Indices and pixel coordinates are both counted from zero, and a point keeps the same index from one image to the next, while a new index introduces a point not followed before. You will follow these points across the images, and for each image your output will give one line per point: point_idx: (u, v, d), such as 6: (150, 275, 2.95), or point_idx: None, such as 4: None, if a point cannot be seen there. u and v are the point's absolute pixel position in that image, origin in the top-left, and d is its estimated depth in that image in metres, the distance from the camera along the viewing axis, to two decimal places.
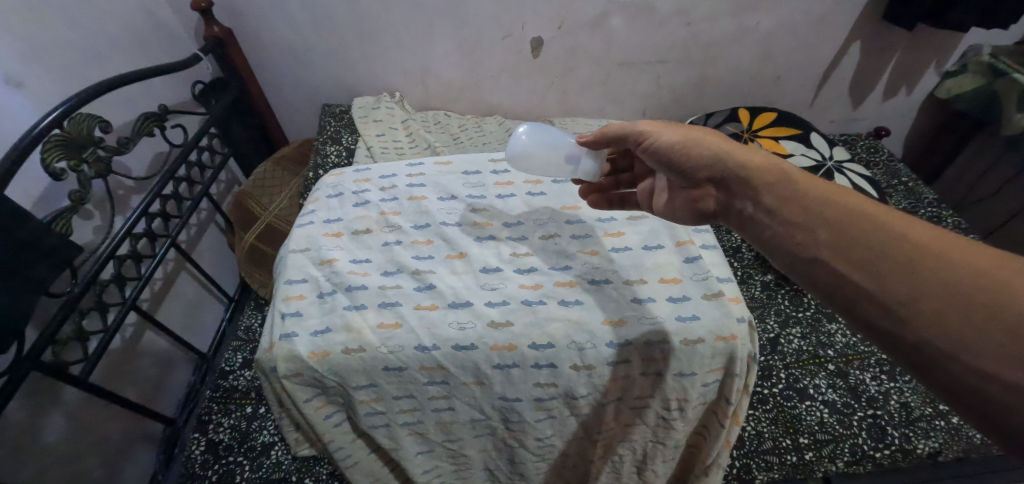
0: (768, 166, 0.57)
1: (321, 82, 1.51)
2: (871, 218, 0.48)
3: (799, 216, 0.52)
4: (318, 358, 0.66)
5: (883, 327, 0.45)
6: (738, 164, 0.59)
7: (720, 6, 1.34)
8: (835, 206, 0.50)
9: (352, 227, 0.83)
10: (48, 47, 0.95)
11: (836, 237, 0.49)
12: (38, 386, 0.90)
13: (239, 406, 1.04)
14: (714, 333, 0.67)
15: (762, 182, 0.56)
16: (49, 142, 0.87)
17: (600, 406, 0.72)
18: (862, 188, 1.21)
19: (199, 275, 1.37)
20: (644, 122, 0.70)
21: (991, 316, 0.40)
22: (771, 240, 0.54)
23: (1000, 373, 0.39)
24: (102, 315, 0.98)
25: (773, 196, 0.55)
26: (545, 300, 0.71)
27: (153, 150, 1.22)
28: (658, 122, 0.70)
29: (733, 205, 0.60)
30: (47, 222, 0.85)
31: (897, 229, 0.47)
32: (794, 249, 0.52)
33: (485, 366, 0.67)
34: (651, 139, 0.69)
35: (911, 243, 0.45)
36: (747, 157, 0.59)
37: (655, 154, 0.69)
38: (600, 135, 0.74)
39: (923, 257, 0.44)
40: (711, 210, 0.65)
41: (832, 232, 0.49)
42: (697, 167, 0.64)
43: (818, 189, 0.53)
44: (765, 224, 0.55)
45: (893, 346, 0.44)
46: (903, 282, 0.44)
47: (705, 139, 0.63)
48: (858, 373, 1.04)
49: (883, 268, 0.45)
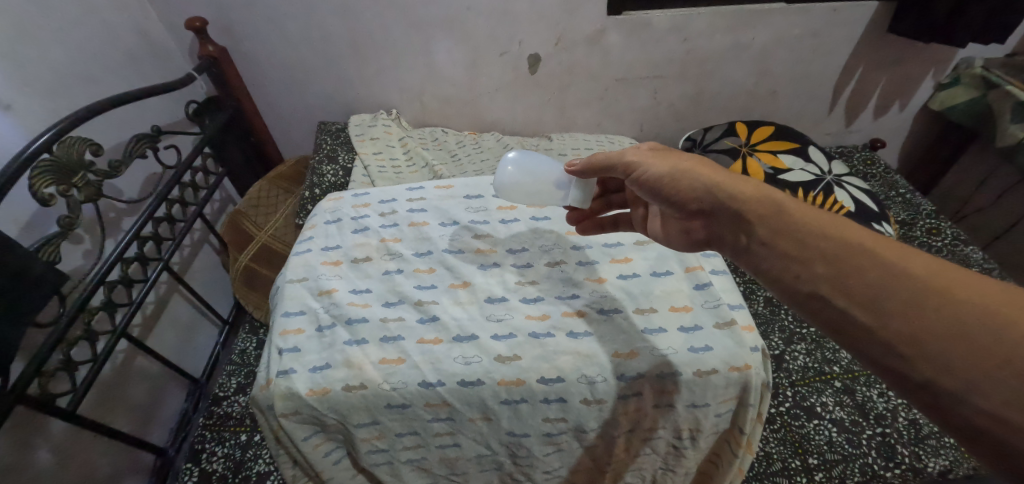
0: (760, 196, 0.55)
1: (317, 100, 1.49)
2: (871, 252, 0.46)
3: (796, 249, 0.51)
4: (317, 396, 0.63)
5: (890, 365, 0.43)
6: (729, 195, 0.57)
7: (716, 22, 1.35)
8: (830, 239, 0.49)
9: (351, 255, 0.81)
10: (38, 69, 0.93)
11: (834, 272, 0.47)
12: (24, 420, 0.86)
13: (233, 434, 1.01)
14: (727, 364, 0.65)
15: (754, 214, 0.55)
16: (38, 167, 0.84)
17: (610, 438, 0.70)
18: (864, 203, 1.21)
19: (191, 297, 1.34)
20: (631, 153, 0.69)
21: (1000, 358, 0.38)
22: (768, 271, 0.53)
23: (1014, 417, 0.37)
24: (91, 344, 0.95)
25: (767, 228, 0.53)
26: (553, 332, 0.69)
27: (144, 171, 1.20)
28: (645, 152, 0.68)
29: (723, 236, 0.59)
30: (34, 250, 0.82)
31: (897, 263, 0.45)
32: (793, 283, 0.50)
33: (493, 402, 0.65)
34: (639, 171, 0.67)
35: (913, 279, 0.44)
36: (737, 187, 0.57)
37: (644, 186, 0.67)
38: (588, 165, 0.73)
39: (925, 293, 0.43)
40: (705, 239, 0.63)
41: (829, 266, 0.48)
42: (689, 197, 0.62)
43: (813, 218, 0.51)
44: (763, 256, 0.53)
45: (903, 386, 0.42)
46: (906, 321, 0.42)
47: (693, 170, 0.62)
48: (865, 390, 1.02)
49: (885, 305, 0.44)
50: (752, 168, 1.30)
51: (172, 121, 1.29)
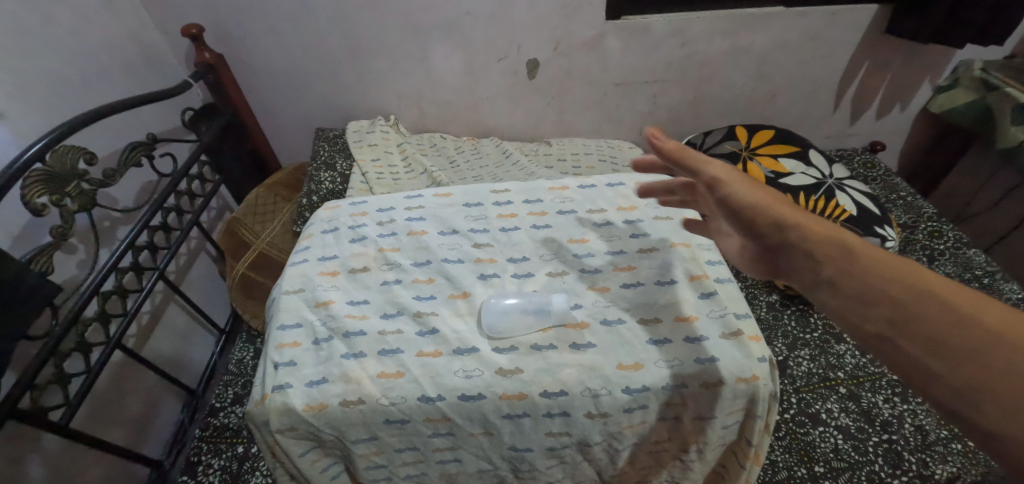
0: (830, 237, 0.51)
1: (315, 107, 1.48)
2: (940, 298, 0.43)
3: (863, 290, 0.46)
4: (314, 411, 0.62)
5: (961, 411, 0.40)
6: (800, 234, 0.52)
7: (715, 26, 1.34)
8: (898, 280, 0.45)
9: (348, 265, 0.79)
10: (31, 77, 0.92)
11: (902, 316, 0.43)
12: (16, 435, 0.84)
13: (230, 445, 0.99)
14: (735, 375, 0.64)
15: (823, 254, 0.50)
16: (30, 177, 0.83)
17: (615, 452, 0.69)
18: (866, 207, 1.18)
19: (188, 307, 1.33)
20: (716, 167, 0.60)
21: None
22: (833, 313, 0.49)
23: None
24: (85, 356, 0.93)
25: (832, 266, 0.49)
26: (556, 344, 0.68)
27: (139, 180, 1.19)
28: (734, 170, 0.61)
29: (792, 276, 0.54)
30: (25, 261, 0.81)
31: (971, 311, 0.41)
32: (856, 322, 0.46)
33: (494, 417, 0.64)
34: (726, 188, 0.59)
35: (987, 328, 0.40)
36: (811, 227, 0.52)
37: (726, 206, 0.59)
38: (670, 156, 0.60)
39: (999, 342, 0.39)
40: (771, 272, 0.58)
41: (895, 310, 0.44)
42: (766, 231, 0.55)
43: (885, 260, 0.47)
44: (825, 296, 0.49)
45: (977, 437, 0.39)
46: (973, 368, 0.39)
47: (777, 208, 0.55)
48: (870, 396, 1.00)
49: (957, 353, 0.40)
50: (751, 172, 1.29)
51: (168, 129, 1.28)
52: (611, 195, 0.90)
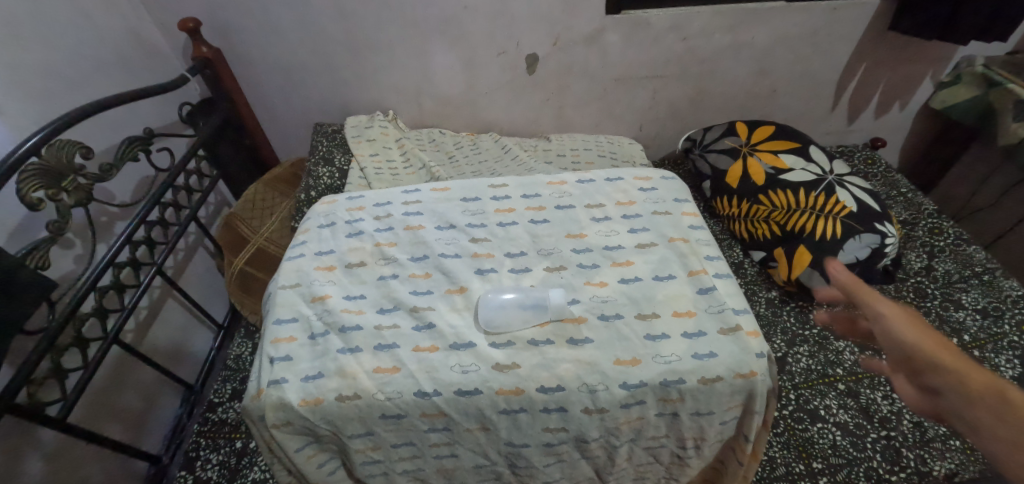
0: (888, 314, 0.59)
1: (313, 102, 1.48)
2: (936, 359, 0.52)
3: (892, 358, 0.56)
4: (309, 406, 0.62)
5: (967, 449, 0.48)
6: (956, 377, 0.50)
7: (716, 20, 1.33)
8: (965, 385, 0.49)
9: (345, 260, 0.79)
10: (27, 70, 0.91)
11: (915, 374, 0.54)
12: (14, 430, 0.84)
13: (228, 440, 0.99)
14: (732, 371, 0.64)
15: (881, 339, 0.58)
16: (26, 171, 0.82)
17: (612, 448, 0.68)
18: (866, 203, 1.16)
19: (186, 302, 1.33)
20: (886, 304, 0.58)
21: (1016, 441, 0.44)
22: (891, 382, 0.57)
23: None
24: (82, 351, 0.92)
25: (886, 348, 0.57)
26: (553, 339, 0.68)
27: (137, 175, 1.19)
28: (903, 309, 0.58)
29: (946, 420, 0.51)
30: (20, 257, 0.80)
31: (954, 368, 0.51)
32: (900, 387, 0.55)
33: (490, 412, 0.63)
34: (884, 324, 0.57)
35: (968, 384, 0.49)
36: (940, 355, 0.53)
37: (885, 341, 0.57)
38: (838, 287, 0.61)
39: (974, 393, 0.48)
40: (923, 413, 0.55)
41: (921, 381, 0.53)
42: (907, 366, 0.55)
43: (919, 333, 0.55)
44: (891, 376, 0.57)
45: None
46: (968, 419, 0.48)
47: (929, 346, 0.54)
48: (869, 392, 1.00)
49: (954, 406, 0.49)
50: (751, 168, 1.29)
51: (165, 123, 1.27)
52: (609, 190, 0.90)
